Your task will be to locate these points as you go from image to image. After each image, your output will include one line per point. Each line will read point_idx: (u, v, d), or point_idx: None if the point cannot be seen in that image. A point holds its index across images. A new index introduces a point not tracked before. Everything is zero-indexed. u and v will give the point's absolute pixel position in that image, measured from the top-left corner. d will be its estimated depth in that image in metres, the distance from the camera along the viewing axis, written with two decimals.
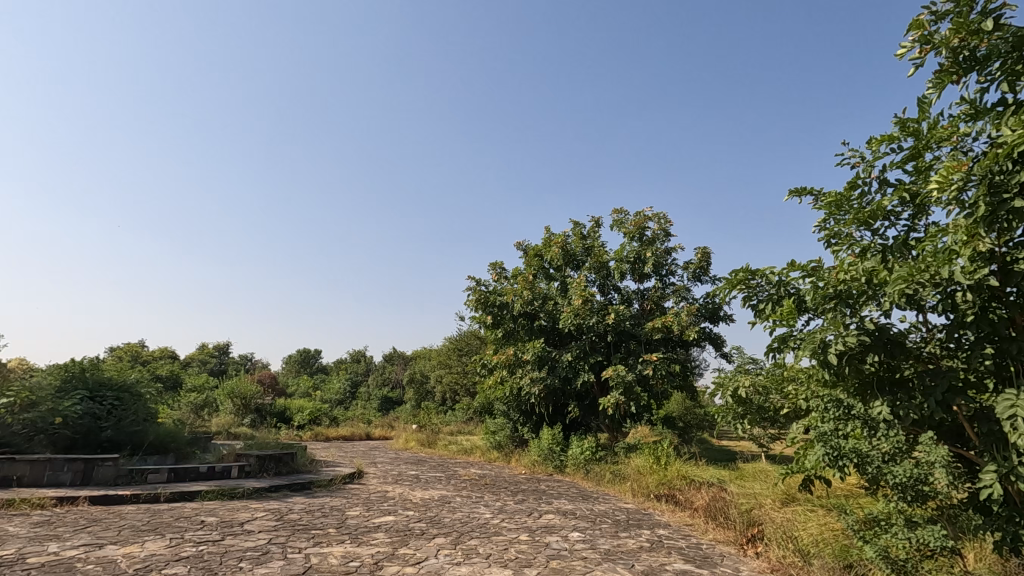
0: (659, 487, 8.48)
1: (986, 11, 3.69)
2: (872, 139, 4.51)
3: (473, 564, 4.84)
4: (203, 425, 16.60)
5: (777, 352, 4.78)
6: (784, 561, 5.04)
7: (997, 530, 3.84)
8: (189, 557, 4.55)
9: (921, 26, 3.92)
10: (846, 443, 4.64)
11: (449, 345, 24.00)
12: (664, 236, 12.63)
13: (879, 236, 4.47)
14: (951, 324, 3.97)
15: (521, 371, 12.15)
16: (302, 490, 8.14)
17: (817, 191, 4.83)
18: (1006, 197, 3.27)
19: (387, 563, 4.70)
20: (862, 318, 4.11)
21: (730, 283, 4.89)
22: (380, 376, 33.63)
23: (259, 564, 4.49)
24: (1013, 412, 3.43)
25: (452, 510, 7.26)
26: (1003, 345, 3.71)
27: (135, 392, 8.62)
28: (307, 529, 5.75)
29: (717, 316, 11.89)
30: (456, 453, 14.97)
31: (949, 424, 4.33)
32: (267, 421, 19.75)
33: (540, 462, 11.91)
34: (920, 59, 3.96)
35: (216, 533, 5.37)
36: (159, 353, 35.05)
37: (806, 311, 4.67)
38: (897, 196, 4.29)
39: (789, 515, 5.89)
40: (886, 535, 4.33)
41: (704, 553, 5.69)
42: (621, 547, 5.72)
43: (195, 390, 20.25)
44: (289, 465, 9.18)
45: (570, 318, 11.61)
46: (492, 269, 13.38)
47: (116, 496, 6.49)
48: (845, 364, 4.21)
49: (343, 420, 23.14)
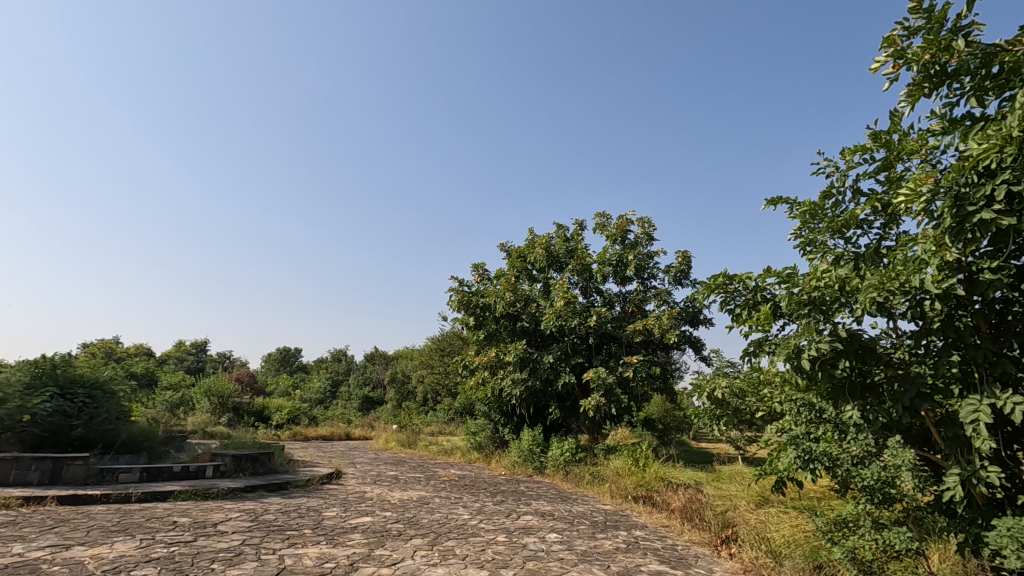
0: (637, 488, 8.58)
1: (956, 28, 3.81)
2: (846, 149, 4.62)
3: (449, 565, 4.84)
4: (178, 424, 16.32)
5: (753, 355, 4.89)
6: (757, 561, 5.18)
7: (961, 532, 3.95)
8: (159, 558, 4.47)
9: (894, 41, 4.03)
10: (817, 446, 4.67)
11: (431, 346, 23.94)
12: (646, 240, 12.75)
13: (851, 245, 4.59)
14: (919, 331, 4.08)
15: (503, 372, 12.17)
16: (278, 491, 8.04)
17: (793, 199, 4.93)
18: (971, 208, 3.36)
19: (363, 564, 4.69)
20: (835, 325, 4.19)
21: (708, 287, 4.97)
22: (361, 376, 33.41)
23: (232, 564, 4.45)
24: (975, 417, 3.54)
25: (431, 511, 7.26)
26: (968, 352, 3.82)
27: (108, 390, 8.46)
28: (282, 530, 5.69)
29: (697, 320, 12.03)
30: (436, 453, 14.94)
31: (918, 428, 4.47)
32: (245, 420, 19.49)
33: (520, 463, 11.94)
34: (894, 73, 4.06)
35: (188, 533, 5.30)
36: (133, 350, 34.32)
37: (781, 317, 4.76)
38: (870, 205, 4.41)
39: (762, 517, 5.97)
40: (853, 537, 4.40)
41: (679, 554, 5.77)
42: (597, 548, 5.77)
43: (171, 388, 19.90)
44: (265, 465, 9.07)
45: (553, 319, 11.65)
46: (474, 270, 13.38)
47: (86, 496, 6.36)
48: (818, 369, 4.31)
49: (322, 420, 22.92)
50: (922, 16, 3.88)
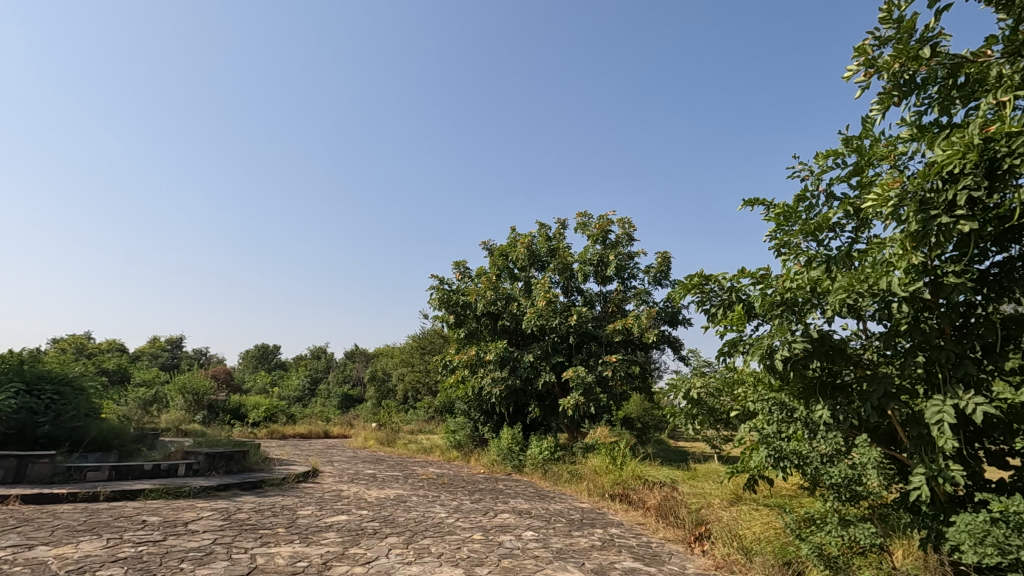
0: (614, 487, 8.63)
1: (924, 38, 3.91)
2: (820, 153, 4.70)
3: (424, 563, 4.81)
4: (152, 421, 16.00)
5: (728, 355, 4.96)
6: (728, 558, 5.33)
7: (924, 528, 4.07)
8: (126, 558, 4.37)
9: (866, 50, 4.12)
10: (787, 446, 4.75)
11: (412, 344, 23.85)
12: (627, 240, 12.84)
13: (824, 248, 4.67)
14: (888, 333, 4.18)
15: (483, 371, 12.14)
16: (252, 490, 7.91)
17: (769, 202, 5.01)
18: (934, 213, 3.46)
19: (336, 563, 4.64)
20: (807, 326, 4.25)
21: (684, 287, 5.03)
22: (340, 375, 33.20)
23: (201, 564, 4.37)
24: (939, 418, 3.65)
25: (408, 510, 7.20)
26: (933, 354, 3.92)
27: (77, 386, 8.26)
28: (255, 529, 5.61)
29: (676, 320, 12.16)
30: (415, 452, 14.86)
31: (885, 428, 4.58)
32: (220, 417, 19.20)
33: (498, 461, 11.96)
34: (866, 82, 4.15)
35: (157, 533, 5.20)
36: (106, 345, 33.57)
37: (755, 317, 4.83)
38: (842, 209, 4.50)
39: (735, 515, 6.05)
40: (820, 534, 4.52)
41: (653, 552, 5.83)
42: (573, 546, 5.79)
43: (144, 384, 19.52)
44: (240, 463, 8.95)
45: (534, 319, 11.70)
46: (455, 268, 13.34)
47: (51, 495, 6.19)
48: (790, 369, 4.40)
49: (300, 416, 22.69)
50: (893, 26, 3.97)
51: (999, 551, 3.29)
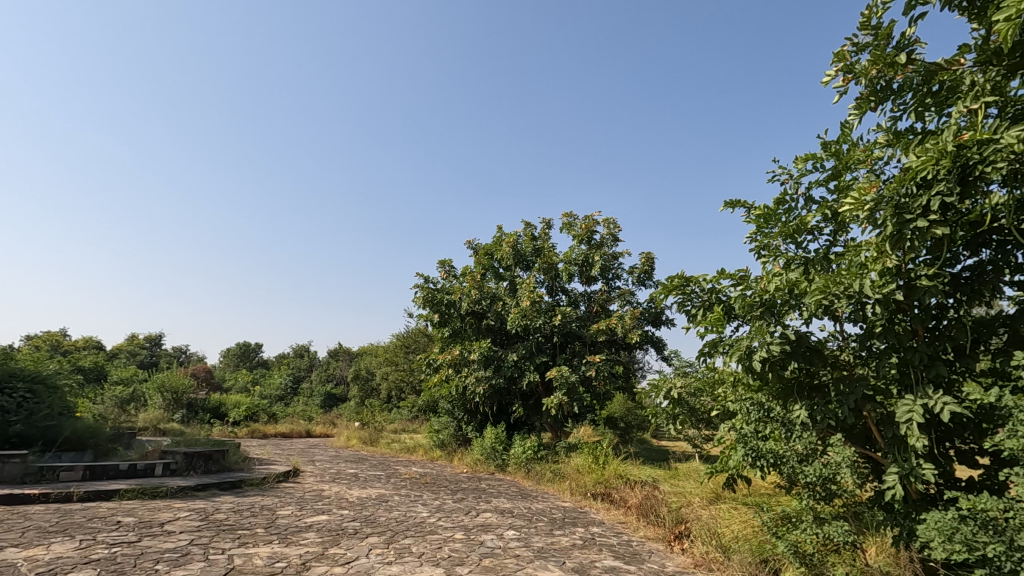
0: (596, 486, 8.68)
1: (901, 46, 4.00)
2: (799, 157, 4.77)
3: (404, 563, 4.79)
4: (129, 421, 15.70)
5: (708, 355, 5.02)
6: (707, 556, 5.40)
7: (896, 526, 4.16)
8: (99, 560, 4.29)
9: (844, 56, 4.21)
10: (764, 445, 4.82)
11: (396, 343, 23.80)
12: (612, 241, 12.92)
13: (803, 250, 4.74)
14: (863, 334, 4.25)
15: (467, 370, 12.12)
16: (231, 490, 7.81)
17: (749, 204, 5.07)
18: (909, 217, 3.53)
19: (316, 563, 4.61)
20: (786, 327, 4.30)
21: (666, 288, 5.07)
22: (323, 373, 32.97)
23: (177, 566, 4.31)
24: (909, 417, 3.74)
25: (389, 510, 7.16)
26: (906, 355, 4.01)
27: (51, 385, 8.10)
28: (233, 529, 5.54)
29: (660, 320, 12.26)
30: (398, 451, 14.82)
31: (860, 427, 4.66)
32: (200, 416, 18.93)
33: (481, 461, 11.96)
34: (844, 87, 4.24)
35: (132, 534, 5.11)
36: (82, 343, 32.89)
37: (734, 318, 4.88)
38: (820, 212, 4.57)
39: (714, 513, 6.10)
40: (796, 531, 4.58)
41: (634, 550, 5.88)
42: (554, 545, 5.82)
43: (122, 382, 19.17)
44: (219, 462, 8.82)
45: (518, 319, 11.71)
46: (440, 267, 13.29)
47: (22, 495, 6.05)
48: (769, 370, 4.46)
49: (282, 416, 22.46)
50: (870, 33, 4.06)
51: (967, 548, 3.38)
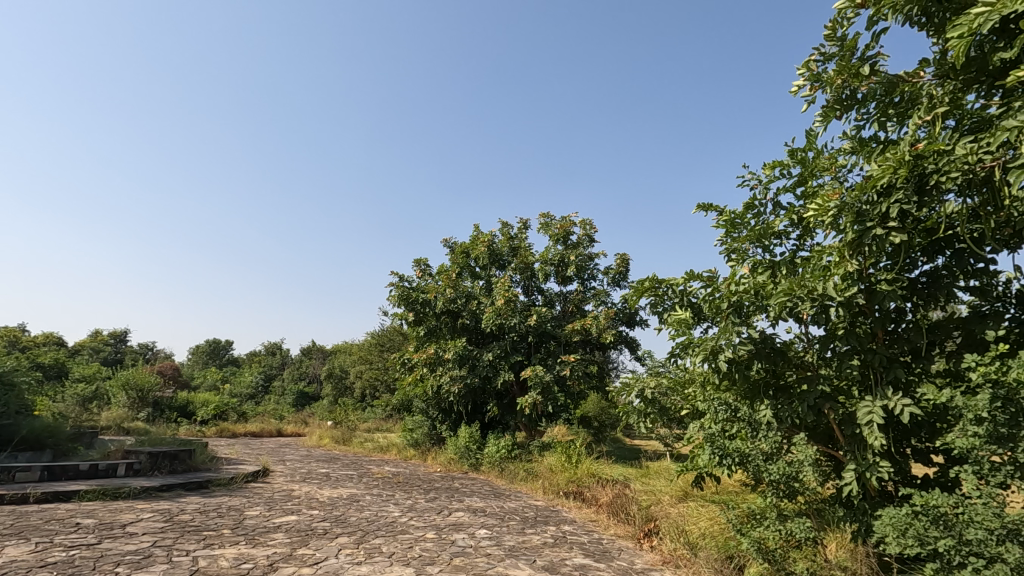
0: (569, 484, 8.75)
1: (865, 57, 4.14)
2: (767, 164, 4.89)
3: (373, 563, 4.76)
4: (91, 419, 15.25)
5: (679, 355, 5.11)
6: (675, 553, 5.52)
7: (855, 522, 4.31)
8: (56, 563, 4.16)
9: (811, 66, 4.34)
10: (731, 444, 4.91)
11: (372, 341, 23.65)
12: (588, 241, 13.02)
13: (770, 254, 4.85)
14: (825, 336, 4.38)
15: (442, 369, 12.09)
16: (198, 490, 7.66)
17: (720, 209, 5.17)
18: (869, 225, 3.65)
19: (283, 564, 4.54)
20: (752, 328, 4.41)
21: (638, 290, 5.16)
22: (296, 371, 32.51)
23: (138, 568, 4.20)
24: (870, 417, 3.87)
25: (360, 510, 7.08)
26: (867, 358, 4.16)
27: (7, 381, 7.82)
28: (198, 530, 5.44)
29: (634, 321, 12.39)
30: (371, 450, 14.71)
31: (823, 427, 4.81)
32: (166, 415, 18.49)
33: (455, 459, 11.95)
34: (811, 95, 4.37)
35: (92, 536, 4.96)
36: (43, 339, 31.80)
37: (703, 319, 4.99)
38: (787, 217, 4.69)
39: (682, 511, 6.20)
40: (759, 529, 4.69)
41: (604, 548, 5.96)
42: (525, 543, 5.85)
43: (84, 380, 18.58)
44: (186, 462, 8.62)
45: (493, 318, 11.69)
46: (415, 265, 13.22)
47: None
48: (735, 371, 4.56)
49: (253, 414, 22.10)
50: (836, 44, 4.19)
51: (919, 542, 3.51)
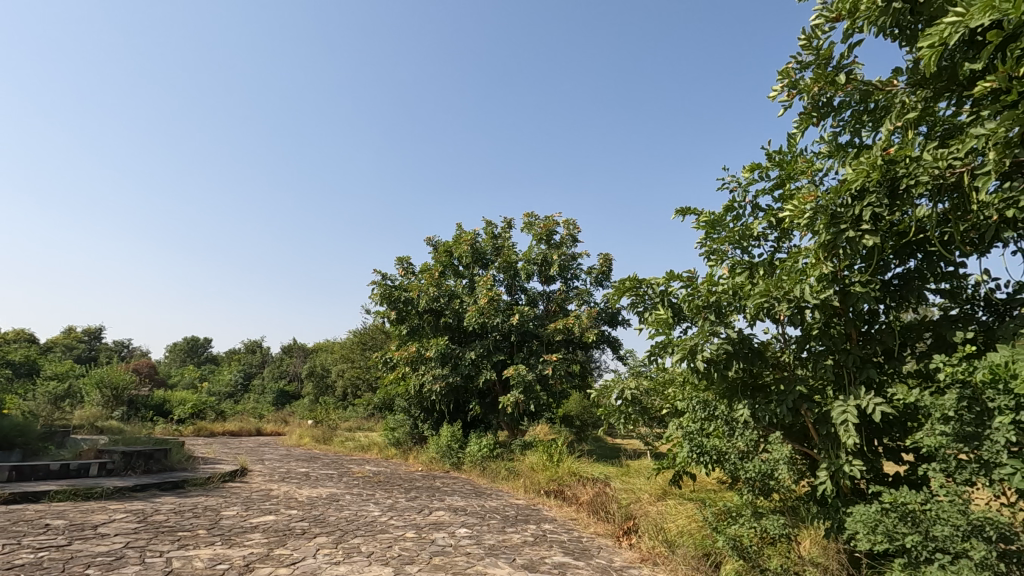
0: (550, 483, 8.78)
1: (840, 66, 4.22)
2: (747, 166, 4.96)
3: (352, 563, 4.73)
4: (64, 417, 14.91)
5: (658, 354, 5.16)
6: (653, 550, 5.57)
7: (828, 519, 4.39)
8: (23, 565, 4.06)
9: (789, 73, 4.41)
10: (708, 442, 5.01)
11: (354, 339, 23.52)
12: (571, 241, 13.07)
13: (748, 255, 4.92)
14: (802, 337, 4.45)
15: (424, 368, 12.08)
16: (173, 490, 7.53)
17: (699, 211, 5.23)
18: (842, 227, 3.71)
19: (260, 565, 4.49)
20: (730, 328, 4.47)
21: (619, 290, 5.19)
22: (277, 369, 32.17)
23: (109, 570, 4.12)
24: (844, 417, 3.95)
25: (340, 509, 7.03)
26: (841, 357, 4.24)
27: None
28: (173, 531, 5.35)
29: (616, 320, 12.47)
30: (352, 449, 14.61)
31: (798, 426, 4.91)
32: (142, 414, 18.15)
33: (437, 458, 11.92)
34: (788, 102, 4.44)
35: (62, 537, 4.85)
36: (13, 335, 31.04)
37: (682, 319, 5.04)
38: (766, 219, 4.77)
39: (661, 509, 6.27)
40: (735, 526, 4.75)
41: (584, 546, 6.00)
42: (505, 542, 5.87)
43: (56, 377, 18.13)
44: (161, 462, 8.46)
45: (476, 316, 11.68)
46: (399, 264, 13.16)
47: None
48: (714, 371, 4.60)
49: (232, 412, 21.80)
50: (812, 53, 4.27)
51: (888, 539, 3.59)
